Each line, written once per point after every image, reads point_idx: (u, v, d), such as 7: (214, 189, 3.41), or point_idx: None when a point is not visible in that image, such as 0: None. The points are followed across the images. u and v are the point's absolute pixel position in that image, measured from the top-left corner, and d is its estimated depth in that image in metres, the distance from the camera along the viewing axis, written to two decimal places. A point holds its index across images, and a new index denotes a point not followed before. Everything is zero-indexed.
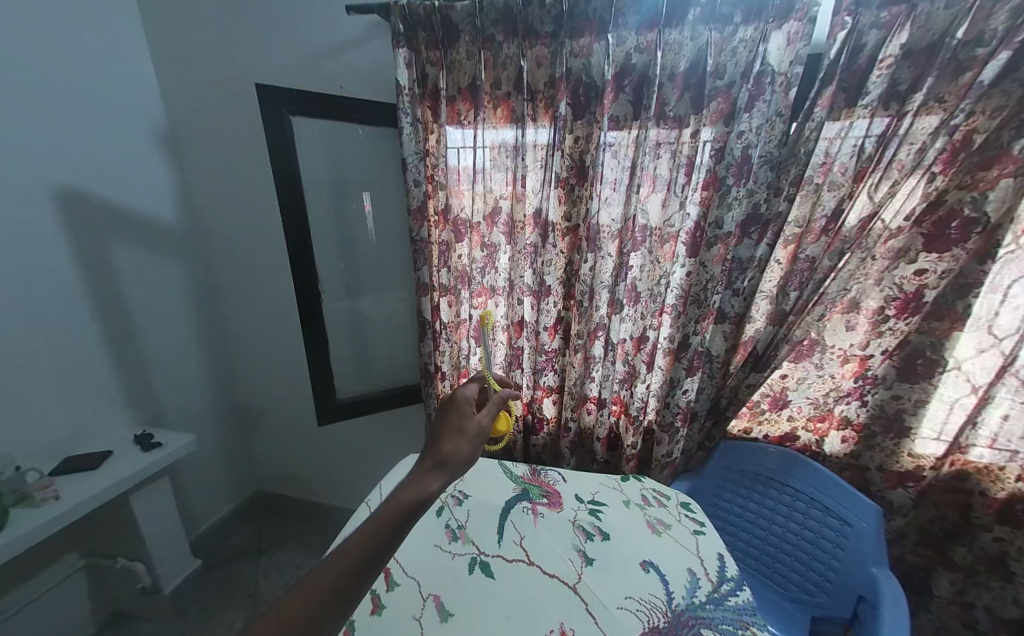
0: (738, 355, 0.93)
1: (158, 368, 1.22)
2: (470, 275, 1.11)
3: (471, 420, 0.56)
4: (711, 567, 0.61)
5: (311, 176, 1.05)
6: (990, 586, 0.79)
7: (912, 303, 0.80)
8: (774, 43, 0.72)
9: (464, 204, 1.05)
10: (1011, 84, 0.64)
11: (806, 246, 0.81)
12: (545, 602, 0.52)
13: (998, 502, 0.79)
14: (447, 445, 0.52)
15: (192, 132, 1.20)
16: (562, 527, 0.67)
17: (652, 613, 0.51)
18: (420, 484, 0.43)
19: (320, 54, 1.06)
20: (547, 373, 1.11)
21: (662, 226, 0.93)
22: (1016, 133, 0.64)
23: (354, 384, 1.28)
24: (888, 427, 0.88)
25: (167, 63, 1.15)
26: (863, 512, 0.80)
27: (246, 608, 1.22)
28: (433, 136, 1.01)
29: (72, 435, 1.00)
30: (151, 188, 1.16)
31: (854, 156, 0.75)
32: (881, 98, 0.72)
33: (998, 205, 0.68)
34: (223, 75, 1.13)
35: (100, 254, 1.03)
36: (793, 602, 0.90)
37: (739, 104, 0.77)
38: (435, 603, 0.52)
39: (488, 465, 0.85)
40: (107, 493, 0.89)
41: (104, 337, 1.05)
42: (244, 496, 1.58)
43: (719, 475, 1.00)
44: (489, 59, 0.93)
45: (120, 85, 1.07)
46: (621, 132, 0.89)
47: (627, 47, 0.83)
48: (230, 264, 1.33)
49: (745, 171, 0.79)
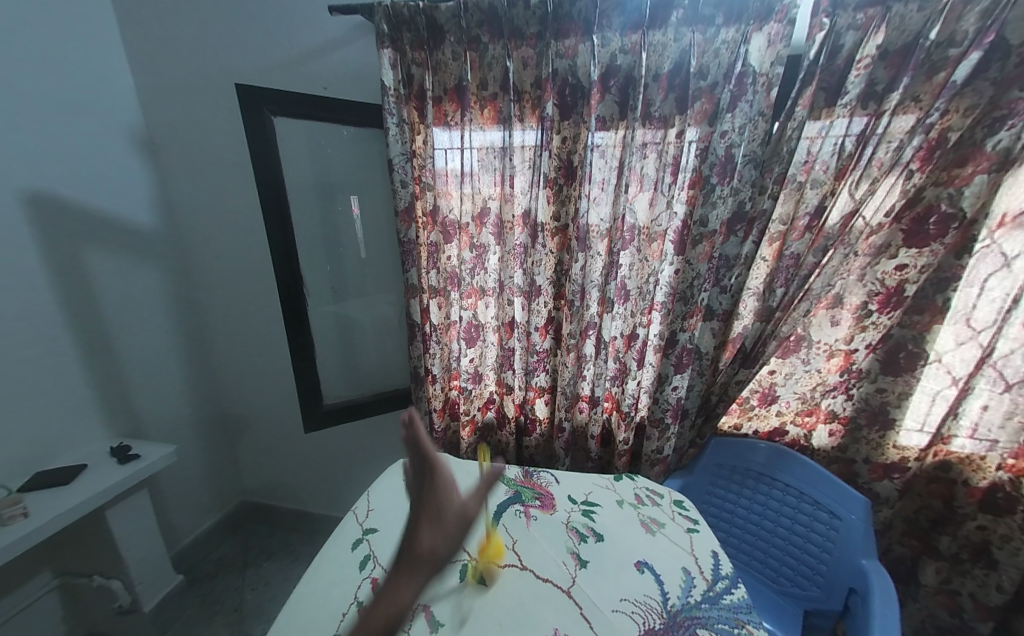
0: (727, 351, 0.95)
1: (137, 377, 1.18)
2: (459, 276, 1.09)
3: (453, 510, 0.54)
4: (705, 565, 0.61)
5: (294, 178, 1.03)
6: (974, 574, 0.81)
7: (893, 297, 0.81)
8: (755, 44, 0.73)
9: (453, 205, 1.03)
10: (982, 84, 0.66)
11: (790, 242, 0.82)
12: (538, 608, 0.51)
13: (980, 490, 0.80)
14: (427, 535, 0.49)
15: (171, 133, 1.17)
16: (555, 530, 0.66)
17: (647, 615, 0.51)
18: (398, 600, 0.41)
19: (303, 55, 1.04)
20: (539, 373, 1.10)
21: (650, 225, 0.93)
22: (989, 131, 0.67)
23: (342, 389, 1.25)
24: (873, 419, 0.89)
25: (145, 63, 1.12)
26: (852, 505, 0.81)
27: (232, 624, 1.19)
28: (420, 137, 0.99)
29: (44, 449, 0.96)
30: (126, 190, 1.12)
31: (835, 155, 0.77)
32: (860, 98, 0.73)
33: (973, 200, 0.70)
34: (202, 76, 1.11)
35: (73, 260, 0.99)
36: (785, 596, 0.90)
37: (722, 104, 0.78)
38: (425, 613, 0.51)
39: (479, 468, 0.84)
40: (78, 509, 0.85)
41: (78, 346, 1.02)
42: (230, 506, 1.54)
43: (710, 471, 1.00)
44: (476, 59, 0.92)
45: (93, 85, 1.04)
46: (608, 132, 0.89)
47: (612, 48, 0.83)
48: (212, 268, 1.30)
49: (729, 170, 0.81)
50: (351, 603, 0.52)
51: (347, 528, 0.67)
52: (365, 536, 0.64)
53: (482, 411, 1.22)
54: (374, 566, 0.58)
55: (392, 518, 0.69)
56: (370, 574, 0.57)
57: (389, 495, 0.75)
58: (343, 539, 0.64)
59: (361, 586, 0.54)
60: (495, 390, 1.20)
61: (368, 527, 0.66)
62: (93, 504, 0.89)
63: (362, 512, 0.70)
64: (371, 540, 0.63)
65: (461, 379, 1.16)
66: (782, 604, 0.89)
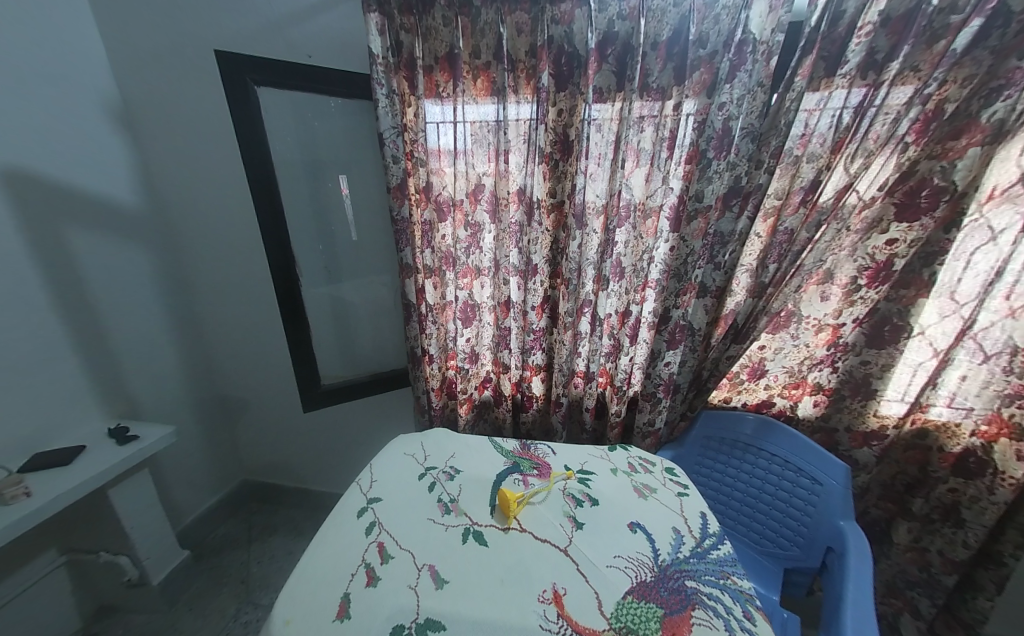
0: (719, 328, 0.96)
1: (130, 359, 1.17)
2: (454, 256, 1.09)
3: None
4: (694, 524, 0.64)
5: (282, 153, 0.99)
6: (943, 532, 0.87)
7: (882, 272, 0.82)
8: (756, 10, 0.71)
9: (446, 183, 1.02)
10: (981, 53, 0.65)
11: (785, 218, 0.83)
12: (537, 566, 0.54)
13: (953, 455, 0.85)
14: None
15: (149, 107, 1.12)
16: (553, 496, 0.68)
17: (639, 569, 0.54)
18: None
19: (285, 19, 0.99)
20: (535, 352, 1.12)
21: (645, 200, 0.92)
22: (984, 102, 0.67)
23: (339, 370, 1.26)
24: (857, 390, 0.92)
25: (115, 28, 1.05)
26: (833, 471, 0.86)
27: (240, 595, 1.23)
28: (411, 109, 0.95)
29: (42, 430, 0.96)
30: (107, 168, 1.08)
31: (832, 128, 0.76)
32: (860, 67, 0.72)
33: (965, 173, 0.70)
34: (179, 42, 1.05)
35: (56, 240, 0.96)
36: (768, 556, 0.96)
37: (721, 74, 0.76)
38: (430, 572, 0.53)
39: (477, 441, 0.85)
40: (81, 487, 0.87)
41: (68, 328, 1.00)
42: (231, 486, 1.56)
43: (700, 443, 1.04)
44: (467, 26, 0.88)
45: (62, 51, 0.97)
46: (605, 105, 0.87)
47: (609, 14, 0.80)
48: (200, 249, 1.27)
49: (726, 144, 0.80)
50: (359, 565, 0.54)
51: (352, 497, 0.69)
52: (369, 505, 0.66)
53: (479, 389, 1.24)
54: (380, 531, 0.60)
55: (394, 488, 0.70)
56: (376, 538, 0.59)
57: (390, 467, 0.77)
58: (348, 508, 0.66)
59: (368, 550, 0.56)
60: (492, 369, 1.22)
61: (372, 497, 0.68)
62: (93, 485, 0.89)
63: (366, 483, 0.72)
64: (375, 508, 0.65)
65: (458, 358, 1.18)
66: (764, 564, 0.95)
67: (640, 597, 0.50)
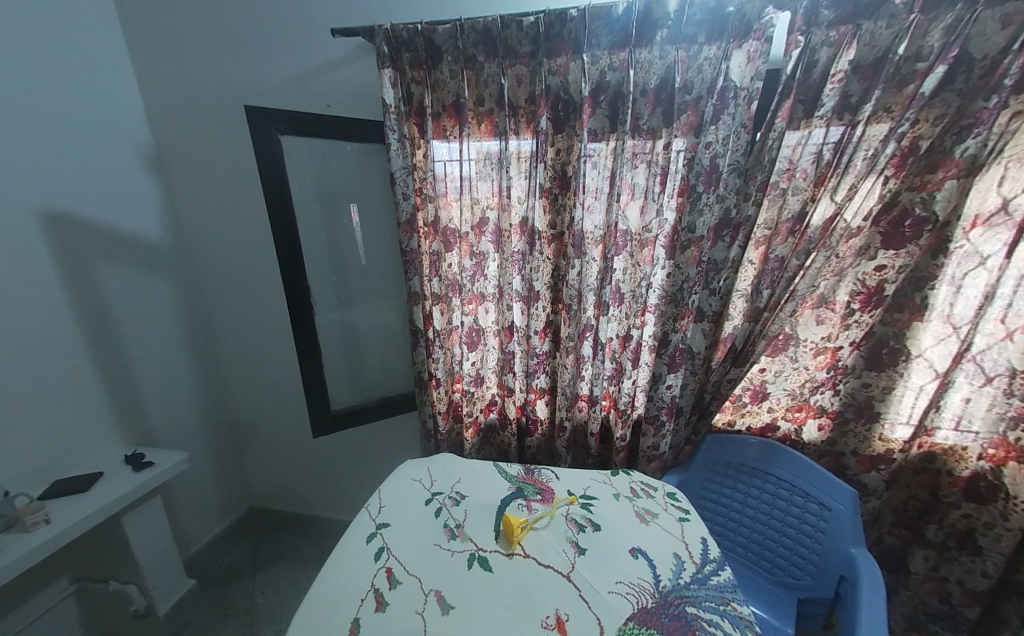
0: (718, 351, 0.98)
1: (148, 386, 1.22)
2: (460, 283, 1.13)
3: None
4: (695, 550, 0.64)
5: (300, 192, 1.07)
6: (960, 561, 0.85)
7: (874, 297, 0.85)
8: (735, 61, 0.78)
9: (453, 215, 1.08)
10: (949, 95, 0.70)
11: (775, 246, 0.86)
12: (541, 591, 0.55)
13: (963, 480, 0.84)
14: None
15: (180, 153, 1.22)
16: (556, 521, 0.69)
17: (641, 594, 0.55)
18: None
19: (307, 75, 1.10)
20: (539, 375, 1.15)
21: (641, 231, 0.97)
22: (956, 138, 0.71)
23: (349, 395, 1.30)
24: (860, 413, 0.93)
25: (154, 84, 1.17)
26: (840, 496, 0.85)
27: (242, 627, 1.21)
28: (420, 150, 1.04)
29: (64, 457, 1.00)
30: (139, 209, 1.18)
31: (814, 162, 0.80)
32: (835, 109, 0.77)
33: (945, 203, 0.74)
34: (209, 95, 1.15)
35: (90, 275, 1.04)
36: (780, 586, 0.94)
37: (706, 117, 0.82)
38: (437, 598, 0.54)
39: (481, 466, 0.87)
40: (97, 515, 0.89)
41: (94, 358, 1.06)
42: (237, 512, 1.57)
43: (706, 467, 1.04)
44: (472, 78, 0.97)
45: (105, 108, 1.09)
46: (600, 144, 0.94)
47: (601, 65, 0.88)
48: (219, 279, 1.34)
49: (714, 179, 0.85)
50: (368, 590, 0.55)
51: (361, 523, 0.70)
52: (378, 530, 0.68)
53: (484, 412, 1.26)
54: (389, 556, 0.61)
55: (403, 513, 0.72)
56: (385, 564, 0.60)
57: (399, 493, 0.78)
58: (358, 533, 0.67)
59: (377, 575, 0.58)
60: (497, 392, 1.25)
61: (381, 522, 0.70)
62: (108, 512, 0.91)
63: (374, 508, 0.74)
64: (384, 534, 0.67)
65: (464, 382, 1.21)
66: (777, 594, 0.93)
67: (641, 622, 0.51)
